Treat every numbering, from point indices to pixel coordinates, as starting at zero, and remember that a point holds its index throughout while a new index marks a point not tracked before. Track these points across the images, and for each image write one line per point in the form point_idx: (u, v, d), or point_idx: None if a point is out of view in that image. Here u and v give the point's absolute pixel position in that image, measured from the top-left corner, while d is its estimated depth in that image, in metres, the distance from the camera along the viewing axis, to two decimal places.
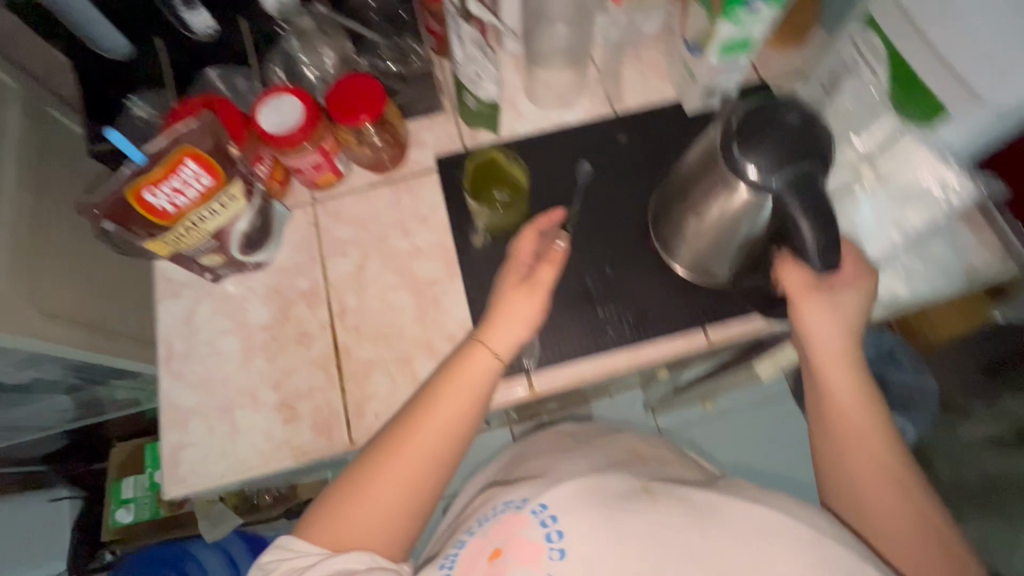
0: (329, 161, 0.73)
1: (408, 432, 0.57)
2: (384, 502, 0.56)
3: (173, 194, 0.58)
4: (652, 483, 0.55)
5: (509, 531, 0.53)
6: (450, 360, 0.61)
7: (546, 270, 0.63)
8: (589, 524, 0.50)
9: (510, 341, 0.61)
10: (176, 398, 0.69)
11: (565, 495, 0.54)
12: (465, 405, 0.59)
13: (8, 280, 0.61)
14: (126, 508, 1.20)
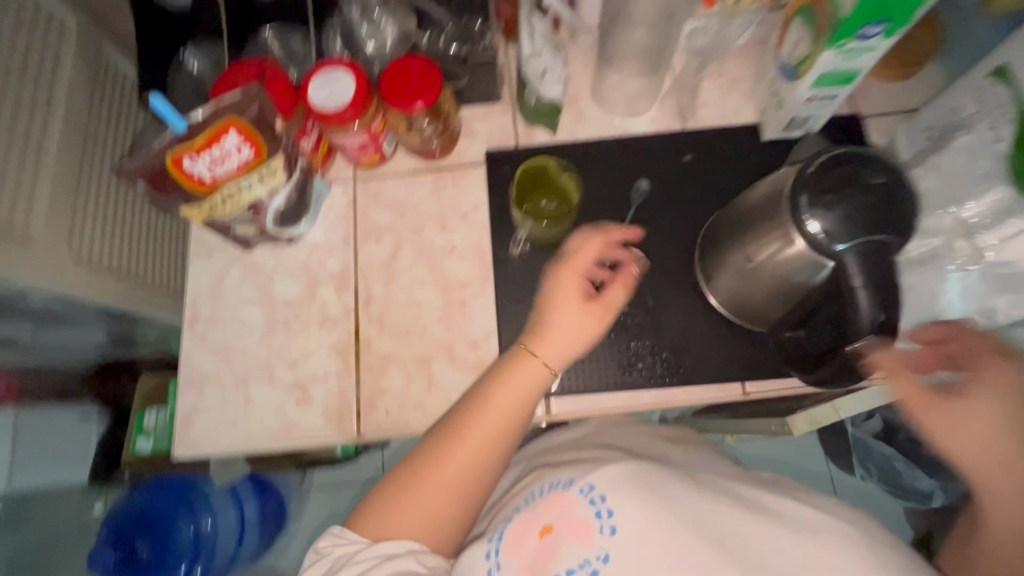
0: (375, 142, 0.70)
1: (456, 437, 0.54)
2: (433, 507, 0.53)
3: (212, 163, 0.56)
4: (701, 476, 0.53)
5: (559, 507, 0.50)
6: (495, 364, 0.58)
7: (615, 291, 0.58)
8: (637, 507, 0.47)
9: (562, 348, 0.56)
10: (196, 360, 0.69)
11: (615, 474, 0.50)
12: (516, 411, 0.55)
13: (47, 225, 0.61)
14: (145, 438, 1.21)
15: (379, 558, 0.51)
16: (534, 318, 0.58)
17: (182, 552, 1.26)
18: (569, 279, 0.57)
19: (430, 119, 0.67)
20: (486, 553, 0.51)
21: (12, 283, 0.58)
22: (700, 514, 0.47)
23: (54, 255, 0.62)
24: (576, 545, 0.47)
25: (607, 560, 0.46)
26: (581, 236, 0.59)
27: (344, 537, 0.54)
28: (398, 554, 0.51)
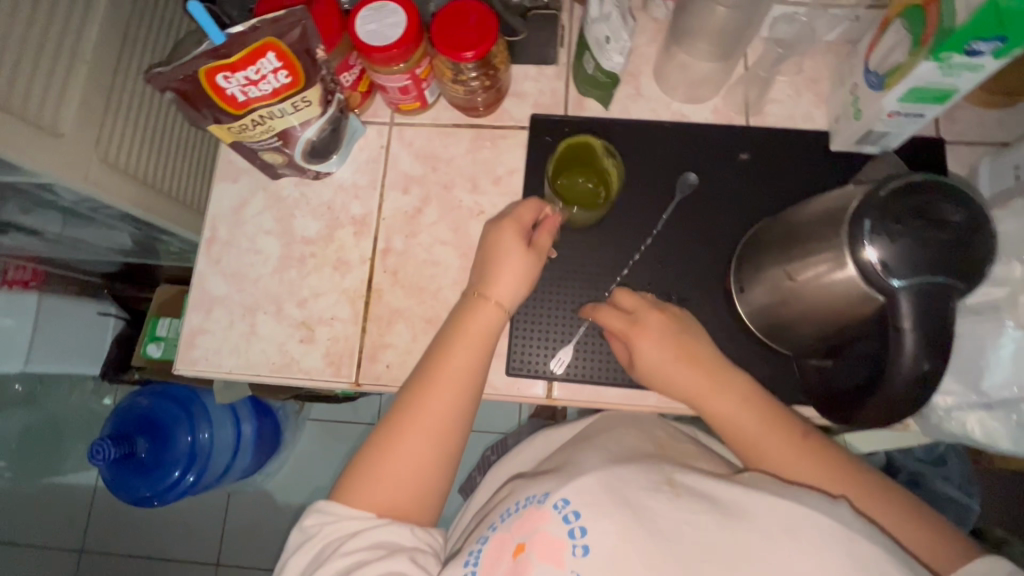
0: (418, 87, 0.66)
1: (424, 398, 0.54)
2: (415, 475, 0.53)
3: (247, 84, 0.54)
4: (679, 475, 0.49)
5: (532, 526, 0.47)
6: (449, 320, 0.58)
7: (548, 227, 0.59)
8: (615, 524, 0.44)
9: (514, 287, 0.58)
10: (208, 282, 0.69)
11: (589, 484, 0.47)
12: (476, 355, 0.56)
13: (77, 121, 0.60)
14: (156, 345, 1.26)
15: (374, 548, 0.49)
16: (480, 266, 0.59)
17: (177, 458, 1.31)
18: (518, 221, 0.59)
19: (478, 71, 0.63)
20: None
21: (35, 174, 0.57)
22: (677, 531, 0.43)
23: (81, 154, 0.61)
24: (549, 566, 0.44)
25: None
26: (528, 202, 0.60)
27: (332, 513, 0.51)
28: (387, 551, 0.49)
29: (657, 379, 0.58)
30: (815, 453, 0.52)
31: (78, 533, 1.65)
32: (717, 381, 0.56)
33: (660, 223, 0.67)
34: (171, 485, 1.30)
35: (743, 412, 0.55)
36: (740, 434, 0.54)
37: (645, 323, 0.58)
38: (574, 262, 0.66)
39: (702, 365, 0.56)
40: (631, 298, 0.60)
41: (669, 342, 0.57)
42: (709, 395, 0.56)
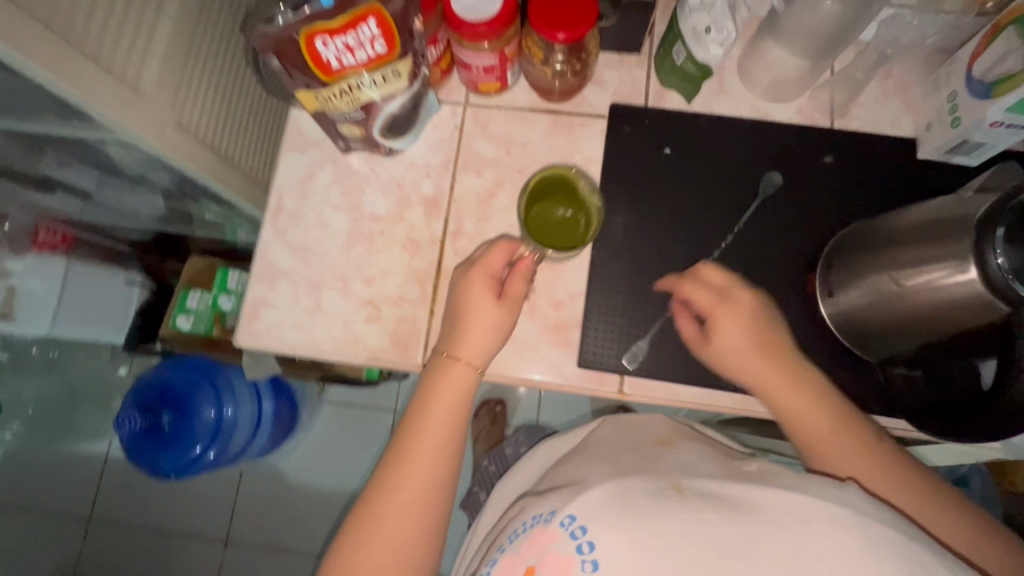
0: (503, 67, 0.64)
1: (403, 462, 0.55)
2: (398, 541, 0.53)
3: (344, 50, 0.52)
4: (683, 479, 0.48)
5: (541, 546, 0.46)
6: (423, 378, 0.59)
7: (518, 286, 0.59)
8: (619, 534, 0.42)
9: (484, 349, 0.59)
10: (273, 254, 0.67)
11: (594, 496, 0.46)
12: (452, 419, 0.57)
13: (157, 77, 0.58)
14: (187, 317, 1.25)
15: None
16: (450, 324, 0.60)
17: (199, 434, 1.29)
18: (486, 278, 0.59)
19: (567, 53, 0.61)
20: None
21: (113, 128, 0.55)
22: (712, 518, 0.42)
23: (158, 112, 0.59)
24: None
25: None
26: (494, 245, 0.60)
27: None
28: None
29: (730, 365, 0.57)
30: (877, 460, 0.52)
31: (85, 502, 1.64)
32: (791, 377, 0.55)
33: (742, 221, 0.65)
34: (191, 461, 1.29)
35: (811, 406, 0.54)
36: (806, 433, 0.54)
37: (732, 304, 0.56)
38: (651, 257, 0.65)
39: (773, 360, 0.55)
40: (717, 276, 0.58)
41: (748, 330, 0.56)
42: (779, 390, 0.55)
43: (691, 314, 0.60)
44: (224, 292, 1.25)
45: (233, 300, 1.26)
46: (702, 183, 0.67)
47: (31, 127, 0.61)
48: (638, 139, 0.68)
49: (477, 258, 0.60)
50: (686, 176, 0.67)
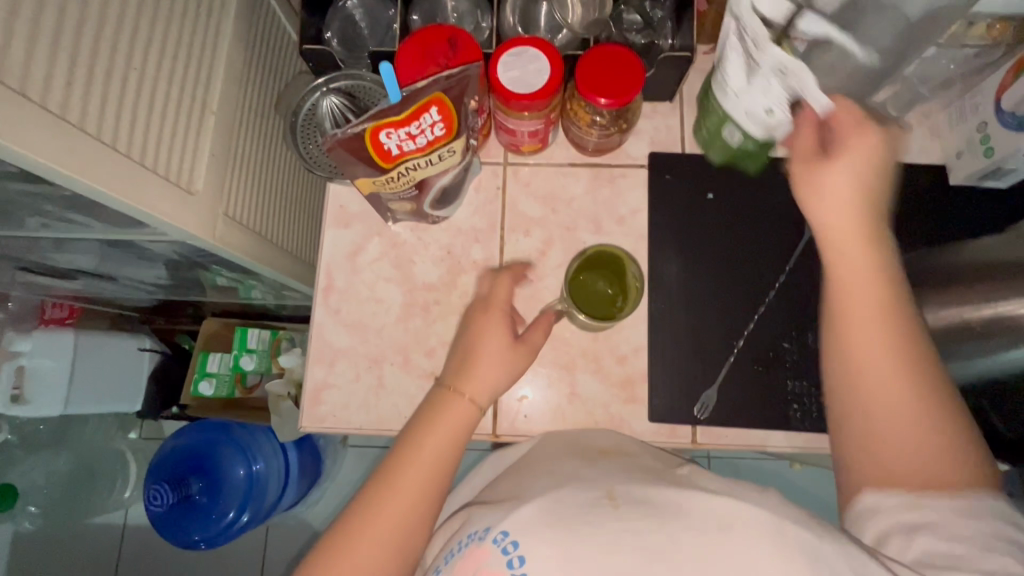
0: (546, 130, 0.65)
1: (390, 485, 0.50)
2: (384, 563, 0.47)
3: (405, 138, 0.52)
4: (616, 487, 0.48)
5: (472, 566, 0.45)
6: (416, 415, 0.55)
7: (536, 336, 0.60)
8: (552, 548, 0.42)
9: (491, 386, 0.56)
10: (329, 333, 0.66)
11: (528, 512, 0.46)
12: (446, 454, 0.52)
13: (207, 175, 0.57)
14: (208, 382, 1.23)
15: None
16: (457, 357, 0.58)
17: (233, 496, 1.26)
18: (505, 314, 0.60)
19: (612, 116, 0.61)
20: None
21: (168, 230, 0.54)
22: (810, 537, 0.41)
23: (208, 208, 0.58)
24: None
25: None
26: (500, 277, 0.63)
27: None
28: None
29: (822, 200, 0.51)
30: (910, 356, 0.47)
31: None
32: (873, 238, 0.50)
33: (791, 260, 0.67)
34: (227, 526, 1.26)
35: (880, 270, 0.49)
36: (861, 295, 0.49)
37: (848, 135, 0.51)
38: (708, 303, 0.66)
39: (861, 215, 0.50)
40: (845, 106, 0.51)
41: (858, 167, 0.51)
42: (855, 236, 0.50)
43: (816, 134, 0.53)
44: (246, 352, 1.23)
45: (255, 359, 1.24)
46: (748, 226, 0.68)
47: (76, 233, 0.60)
48: (681, 187, 0.70)
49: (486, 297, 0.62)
50: (732, 220, 0.69)
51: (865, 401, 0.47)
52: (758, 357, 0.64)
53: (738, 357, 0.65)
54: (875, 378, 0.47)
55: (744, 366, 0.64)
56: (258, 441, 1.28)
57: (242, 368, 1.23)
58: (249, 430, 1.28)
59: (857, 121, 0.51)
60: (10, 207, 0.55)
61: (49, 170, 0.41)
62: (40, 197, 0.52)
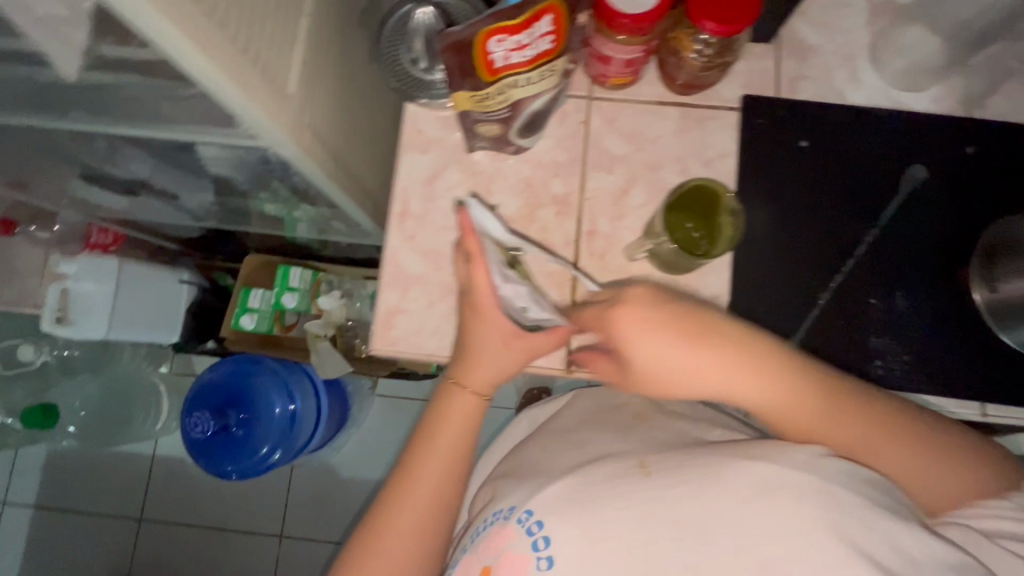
0: (643, 60, 0.62)
1: (410, 480, 0.59)
2: (412, 537, 0.58)
3: (513, 49, 0.50)
4: (649, 458, 0.53)
5: (498, 546, 0.53)
6: (431, 405, 0.61)
7: (539, 340, 0.57)
8: (578, 528, 0.49)
9: (488, 380, 0.58)
10: (403, 259, 0.66)
11: (552, 496, 0.52)
12: (459, 438, 0.60)
13: (298, 80, 0.55)
14: (250, 316, 1.24)
15: None
16: (458, 349, 0.60)
17: (268, 433, 1.24)
18: (500, 319, 0.56)
19: (713, 50, 0.59)
20: None
21: (260, 128, 0.52)
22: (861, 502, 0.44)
23: (296, 115, 0.56)
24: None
25: None
26: (471, 270, 0.57)
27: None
28: None
29: (663, 374, 0.51)
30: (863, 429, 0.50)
31: (137, 500, 1.61)
32: (766, 366, 0.50)
33: (885, 215, 0.64)
34: (257, 462, 1.23)
35: (790, 385, 0.50)
36: (772, 414, 0.51)
37: (631, 308, 0.52)
38: (795, 253, 0.64)
39: (707, 344, 0.50)
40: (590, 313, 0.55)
41: (660, 327, 0.50)
42: (728, 376, 0.50)
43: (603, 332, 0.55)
44: (288, 290, 1.23)
45: (296, 298, 1.24)
46: (841, 178, 0.66)
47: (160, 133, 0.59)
48: (774, 132, 0.67)
49: (469, 294, 0.57)
50: (825, 171, 0.66)
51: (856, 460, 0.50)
52: (843, 311, 0.63)
53: (823, 310, 0.63)
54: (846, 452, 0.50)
55: (829, 319, 0.63)
56: (296, 381, 1.27)
57: (284, 305, 1.24)
58: (277, 369, 1.25)
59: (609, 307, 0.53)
60: (98, 96, 0.54)
61: (159, 33, 0.39)
62: (135, 82, 0.51)
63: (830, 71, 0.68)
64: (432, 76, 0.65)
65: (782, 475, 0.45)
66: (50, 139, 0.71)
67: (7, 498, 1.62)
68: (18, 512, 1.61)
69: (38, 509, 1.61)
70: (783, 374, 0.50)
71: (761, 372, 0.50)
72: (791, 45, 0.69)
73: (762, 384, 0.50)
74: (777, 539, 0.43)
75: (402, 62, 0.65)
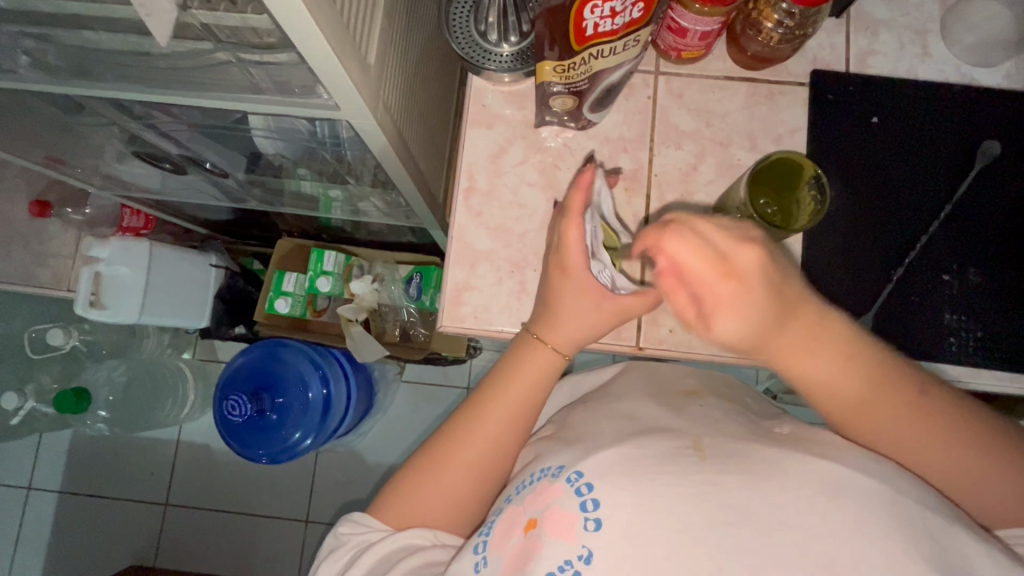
0: (718, 33, 0.59)
1: (475, 420, 0.56)
2: (457, 490, 0.55)
3: (606, 16, 0.48)
4: (705, 439, 0.46)
5: (546, 500, 0.45)
6: (506, 355, 0.59)
7: (630, 302, 0.55)
8: (629, 495, 0.41)
9: (574, 339, 0.56)
10: (471, 235, 0.65)
11: (606, 457, 0.45)
12: (532, 394, 0.57)
13: (375, 49, 0.55)
14: (284, 300, 1.23)
15: (401, 547, 0.52)
16: (544, 305, 0.58)
17: (299, 417, 1.23)
18: (587, 279, 0.54)
19: (793, 22, 0.57)
20: (474, 548, 0.47)
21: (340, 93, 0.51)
22: (934, 518, 0.39)
23: (372, 84, 0.55)
24: (559, 542, 0.41)
25: (588, 560, 0.40)
26: (564, 226, 0.54)
27: (367, 524, 0.55)
28: (423, 546, 0.52)
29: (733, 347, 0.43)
30: (933, 429, 0.43)
31: (163, 487, 1.52)
32: (826, 345, 0.43)
33: (959, 191, 0.64)
34: (287, 447, 1.22)
35: (851, 371, 0.44)
36: (840, 403, 0.45)
37: (734, 278, 0.40)
38: (867, 228, 0.64)
39: (796, 321, 0.43)
40: (692, 265, 0.41)
41: (757, 299, 0.41)
42: (804, 354, 0.43)
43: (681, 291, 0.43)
44: (321, 275, 1.22)
45: (331, 282, 1.22)
46: (914, 154, 0.65)
47: (234, 103, 0.58)
48: (845, 108, 0.66)
49: (559, 254, 0.55)
50: (898, 146, 0.65)
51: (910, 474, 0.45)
52: (916, 285, 0.63)
53: (897, 287, 0.63)
54: (900, 449, 0.44)
55: (901, 293, 0.62)
56: (328, 365, 1.25)
57: (317, 290, 1.22)
58: (300, 353, 1.24)
59: (714, 271, 0.40)
60: (172, 58, 0.53)
61: None
62: (224, 45, 0.50)
63: (901, 46, 0.67)
64: (498, 49, 0.68)
65: (846, 478, 0.40)
66: (107, 108, 0.70)
67: (31, 487, 1.52)
68: (45, 498, 1.52)
69: (64, 494, 1.52)
70: (837, 354, 0.43)
71: (812, 346, 0.43)
72: (860, 20, 0.68)
73: (819, 367, 0.44)
74: (844, 542, 0.37)
75: (472, 34, 0.69)
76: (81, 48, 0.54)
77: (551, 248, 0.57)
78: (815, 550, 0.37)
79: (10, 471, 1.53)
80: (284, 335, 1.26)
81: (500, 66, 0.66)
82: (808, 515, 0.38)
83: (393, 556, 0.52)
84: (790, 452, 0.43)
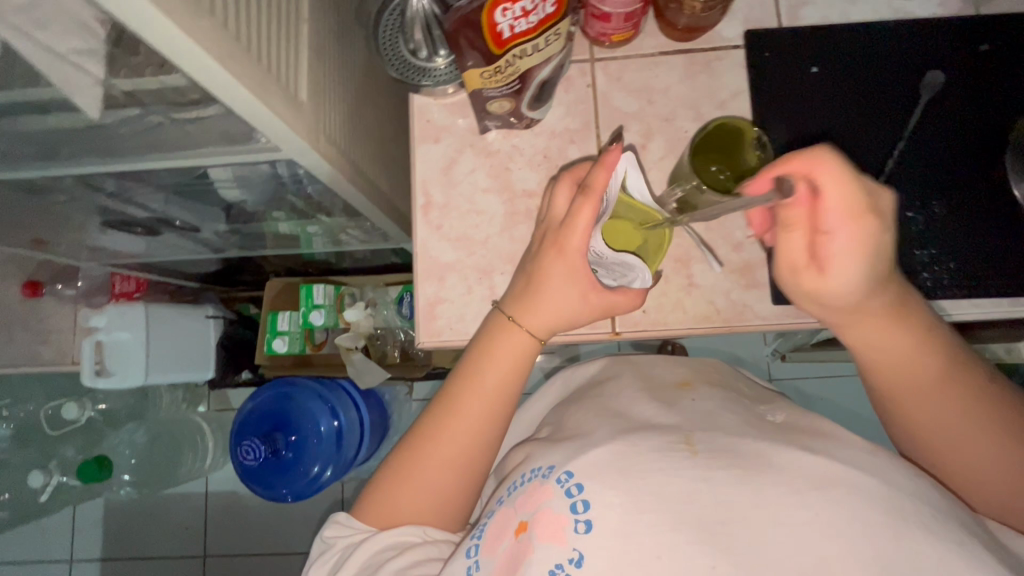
0: (641, 12, 0.60)
1: (454, 411, 0.56)
2: (441, 488, 0.56)
3: (519, 16, 0.50)
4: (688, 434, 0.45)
5: (536, 503, 0.45)
6: (480, 336, 0.59)
7: (611, 300, 0.56)
8: (606, 501, 0.41)
9: (549, 323, 0.56)
10: (435, 251, 0.66)
11: (597, 456, 0.44)
12: (508, 385, 0.57)
13: (307, 88, 0.56)
14: (281, 340, 1.23)
15: (387, 547, 0.54)
16: (524, 282, 0.57)
17: (317, 453, 1.24)
18: (579, 260, 0.54)
19: None
20: (467, 551, 0.48)
21: (279, 133, 0.53)
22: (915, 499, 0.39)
23: (310, 121, 0.57)
24: (551, 545, 0.42)
25: (579, 563, 0.40)
26: (577, 203, 0.52)
27: (351, 525, 0.57)
28: (410, 543, 0.54)
29: (837, 301, 0.47)
30: (984, 412, 0.47)
31: (198, 540, 1.54)
32: (910, 319, 0.48)
33: (909, 126, 0.64)
34: (307, 482, 1.23)
35: (928, 344, 0.48)
36: (909, 373, 0.49)
37: (868, 220, 0.44)
38: None
39: (888, 297, 0.47)
40: (834, 201, 0.44)
41: (874, 256, 0.44)
42: (881, 325, 0.48)
43: (797, 230, 0.47)
44: (312, 309, 1.21)
45: (324, 314, 1.20)
46: (859, 97, 0.65)
47: (184, 161, 0.59)
48: (783, 62, 0.66)
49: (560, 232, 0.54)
50: (842, 91, 0.65)
51: (948, 453, 0.49)
52: None
53: None
54: (941, 429, 0.49)
55: None
56: (337, 396, 1.27)
57: (311, 324, 1.21)
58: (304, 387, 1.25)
59: (852, 213, 0.44)
60: (116, 129, 0.54)
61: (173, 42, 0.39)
62: (159, 107, 0.52)
63: None
64: (432, 64, 0.69)
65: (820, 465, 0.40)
66: (72, 185, 0.72)
67: (73, 560, 1.55)
68: (88, 568, 1.55)
69: (105, 561, 1.55)
70: (919, 331, 0.48)
71: (899, 321, 0.48)
72: None
73: (895, 336, 0.48)
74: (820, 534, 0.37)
75: (404, 54, 0.70)
76: (30, 133, 0.56)
77: (549, 224, 0.57)
78: (793, 535, 0.37)
79: (50, 548, 1.56)
80: (287, 375, 1.28)
81: (438, 81, 0.68)
82: (785, 505, 0.38)
83: (379, 555, 0.54)
84: (771, 445, 0.43)
